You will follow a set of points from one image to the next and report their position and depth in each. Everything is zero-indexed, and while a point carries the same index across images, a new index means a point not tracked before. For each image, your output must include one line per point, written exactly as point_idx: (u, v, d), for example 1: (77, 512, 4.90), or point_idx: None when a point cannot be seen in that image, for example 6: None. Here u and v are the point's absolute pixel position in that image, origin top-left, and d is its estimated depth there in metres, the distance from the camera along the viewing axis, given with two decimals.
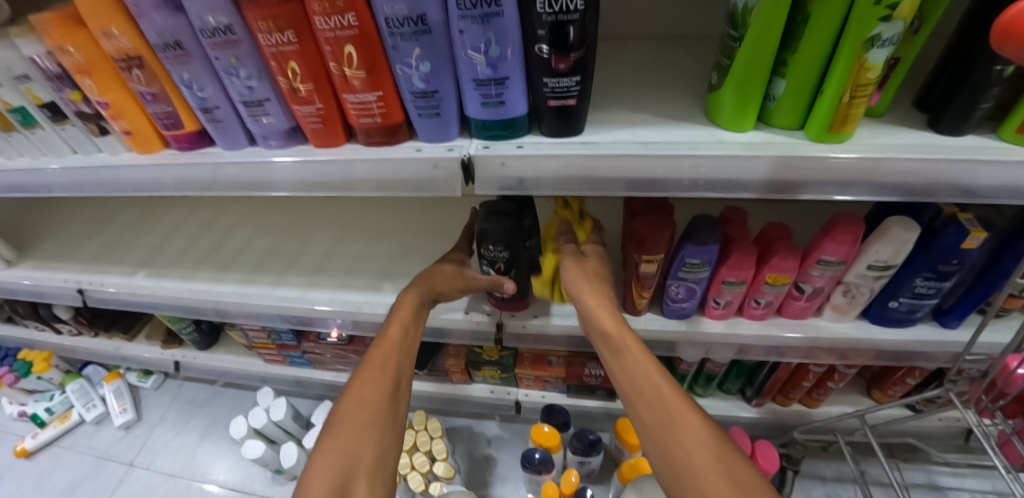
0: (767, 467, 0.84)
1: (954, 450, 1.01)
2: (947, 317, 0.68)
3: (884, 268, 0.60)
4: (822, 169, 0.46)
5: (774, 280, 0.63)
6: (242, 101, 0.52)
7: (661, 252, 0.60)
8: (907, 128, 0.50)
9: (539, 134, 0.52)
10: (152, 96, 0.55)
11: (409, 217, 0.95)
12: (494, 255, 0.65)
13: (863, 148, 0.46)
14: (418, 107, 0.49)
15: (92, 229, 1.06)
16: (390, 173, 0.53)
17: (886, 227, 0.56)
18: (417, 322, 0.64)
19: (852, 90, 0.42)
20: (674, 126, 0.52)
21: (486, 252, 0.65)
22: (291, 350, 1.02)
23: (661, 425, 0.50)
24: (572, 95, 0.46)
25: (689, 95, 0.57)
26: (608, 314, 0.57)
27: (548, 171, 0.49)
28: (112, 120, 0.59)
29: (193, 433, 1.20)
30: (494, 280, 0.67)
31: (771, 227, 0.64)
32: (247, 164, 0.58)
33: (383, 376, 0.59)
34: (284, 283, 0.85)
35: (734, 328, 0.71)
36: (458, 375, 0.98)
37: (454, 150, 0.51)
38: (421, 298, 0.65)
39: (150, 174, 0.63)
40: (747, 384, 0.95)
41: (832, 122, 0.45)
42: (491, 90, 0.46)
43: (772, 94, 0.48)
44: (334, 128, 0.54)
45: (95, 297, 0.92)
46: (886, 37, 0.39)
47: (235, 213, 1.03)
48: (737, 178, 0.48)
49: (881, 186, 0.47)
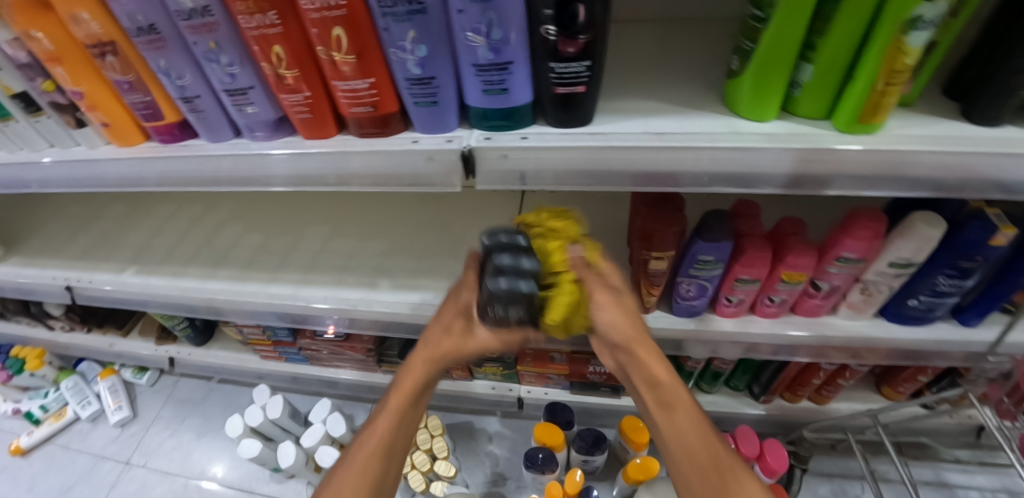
0: (776, 466, 0.82)
1: (963, 447, 0.99)
2: (966, 315, 0.65)
3: (906, 265, 0.57)
4: (847, 162, 0.43)
5: (790, 278, 0.60)
6: (224, 90, 0.49)
7: (671, 249, 0.57)
8: (938, 118, 0.47)
9: (544, 124, 0.48)
10: (129, 85, 0.51)
11: (406, 210, 0.91)
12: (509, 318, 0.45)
13: (893, 140, 0.43)
14: (414, 95, 0.45)
15: (81, 224, 1.03)
16: (385, 167, 0.50)
17: (909, 223, 0.53)
18: (418, 406, 0.59)
19: (886, 77, 0.39)
20: (689, 116, 0.48)
21: (493, 313, 0.45)
22: (287, 346, 0.99)
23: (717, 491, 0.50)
24: (581, 81, 0.42)
25: (702, 82, 0.53)
26: (656, 363, 0.53)
27: (552, 164, 0.46)
28: (88, 111, 0.56)
29: (189, 431, 1.18)
30: (506, 344, 0.50)
31: (785, 223, 0.60)
32: (233, 157, 0.55)
33: (370, 470, 0.57)
34: (277, 279, 0.82)
35: (744, 326, 0.68)
36: (459, 372, 0.97)
37: (453, 141, 0.48)
38: (427, 379, 0.57)
39: (131, 168, 0.60)
40: (754, 380, 0.92)
41: (861, 112, 0.42)
42: (492, 76, 0.42)
43: (796, 80, 0.45)
44: (324, 118, 0.51)
45: (83, 295, 0.90)
46: (928, 18, 0.35)
47: (227, 207, 0.99)
48: (756, 173, 0.45)
49: (910, 182, 0.44)
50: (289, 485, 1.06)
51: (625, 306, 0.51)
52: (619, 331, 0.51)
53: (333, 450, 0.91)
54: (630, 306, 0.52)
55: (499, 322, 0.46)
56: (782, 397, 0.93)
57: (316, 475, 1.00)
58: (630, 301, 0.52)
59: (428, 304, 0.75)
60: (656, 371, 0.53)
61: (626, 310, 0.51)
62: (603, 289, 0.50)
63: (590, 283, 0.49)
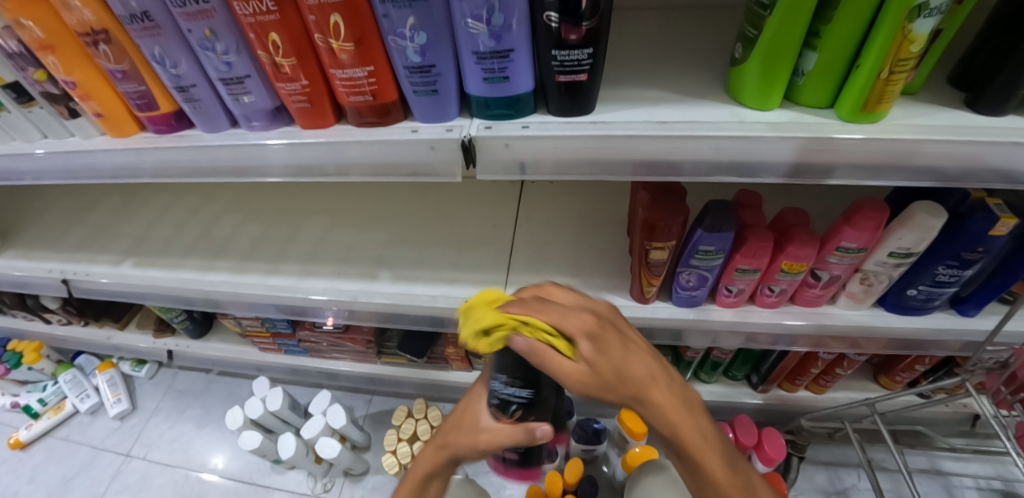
0: (774, 454, 0.82)
1: (958, 435, 1.00)
2: (965, 306, 0.65)
3: (906, 255, 0.57)
4: (850, 151, 0.43)
5: (790, 268, 0.60)
6: (220, 78, 0.48)
7: (672, 239, 0.57)
8: (942, 107, 0.46)
9: (546, 113, 0.48)
10: (123, 73, 0.51)
11: (406, 201, 0.91)
12: (510, 395, 0.45)
13: (896, 129, 0.42)
14: (414, 84, 0.45)
15: (76, 216, 1.02)
16: (384, 157, 0.50)
17: (910, 213, 0.53)
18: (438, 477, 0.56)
19: (891, 65, 0.38)
20: (691, 104, 0.48)
21: (498, 391, 0.46)
22: (286, 338, 0.99)
23: None
24: (584, 69, 0.42)
25: (705, 71, 0.53)
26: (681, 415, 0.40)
27: (554, 153, 0.46)
28: (82, 101, 0.55)
29: (189, 423, 1.18)
30: (517, 430, 0.47)
31: (786, 212, 0.60)
32: (230, 147, 0.54)
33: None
34: (276, 271, 0.82)
35: (744, 316, 0.69)
36: (459, 363, 0.96)
37: (454, 130, 0.47)
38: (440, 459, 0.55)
39: (126, 159, 0.59)
40: (753, 370, 0.93)
41: (865, 101, 0.41)
42: (493, 64, 0.41)
43: (800, 68, 0.44)
44: (322, 108, 0.50)
45: (80, 287, 0.89)
46: (935, 5, 0.35)
47: (224, 198, 0.98)
48: (759, 162, 0.44)
49: (912, 171, 0.43)
50: (290, 476, 1.07)
51: (618, 361, 0.39)
52: (627, 395, 0.39)
53: (334, 441, 0.91)
54: (627, 358, 0.39)
55: (505, 408, 0.47)
56: (780, 386, 0.93)
57: (316, 466, 1.00)
58: (619, 350, 0.39)
59: (428, 296, 0.74)
60: (696, 433, 0.40)
61: (624, 363, 0.39)
62: (573, 367, 0.38)
63: (548, 357, 0.38)
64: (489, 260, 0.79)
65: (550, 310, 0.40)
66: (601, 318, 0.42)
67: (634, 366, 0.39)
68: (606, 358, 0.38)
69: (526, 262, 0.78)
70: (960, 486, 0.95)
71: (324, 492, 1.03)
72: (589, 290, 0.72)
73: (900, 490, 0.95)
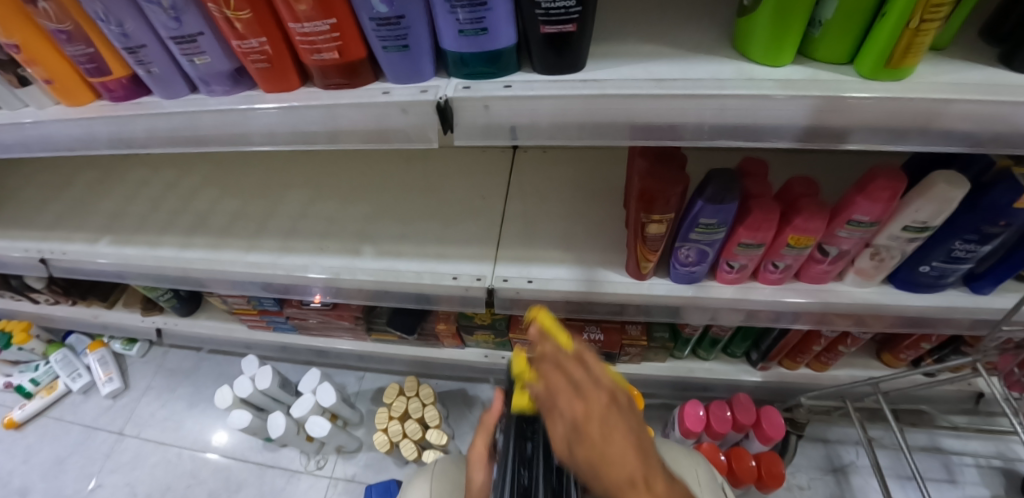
0: (771, 433, 0.80)
1: (960, 413, 0.99)
2: (980, 283, 0.61)
3: (921, 229, 0.52)
4: (868, 114, 0.38)
5: (797, 242, 0.56)
6: (170, 37, 0.43)
7: (671, 211, 0.53)
8: (976, 64, 0.41)
9: (531, 71, 0.43)
10: (66, 35, 0.46)
11: (392, 173, 0.87)
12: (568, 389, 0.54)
13: (923, 88, 0.38)
14: (382, 38, 0.40)
15: (52, 192, 0.98)
16: (355, 121, 0.46)
17: (929, 183, 0.48)
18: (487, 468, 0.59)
19: (921, 13, 0.33)
20: (694, 59, 0.43)
21: None
22: (274, 315, 0.96)
23: (592, 468, 0.35)
24: (572, 19, 0.37)
25: (711, 23, 0.48)
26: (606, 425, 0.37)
27: (540, 115, 0.41)
28: (28, 66, 0.50)
29: (181, 401, 1.18)
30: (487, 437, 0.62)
31: (796, 183, 0.56)
32: (187, 114, 0.50)
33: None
34: (256, 248, 0.79)
35: (746, 292, 0.65)
36: (450, 340, 0.92)
37: (429, 91, 0.43)
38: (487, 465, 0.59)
39: (82, 130, 0.55)
40: (753, 347, 0.89)
41: (889, 55, 0.37)
42: (469, 13, 0.37)
43: (818, 17, 0.39)
44: (284, 69, 0.45)
45: (59, 267, 0.86)
46: None
47: (204, 171, 0.94)
48: (769, 125, 0.40)
49: (939, 135, 0.39)
50: (282, 454, 1.07)
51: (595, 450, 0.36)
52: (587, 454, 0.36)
53: (323, 420, 0.90)
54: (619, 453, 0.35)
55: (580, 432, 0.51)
56: (780, 364, 0.91)
57: (307, 444, 0.99)
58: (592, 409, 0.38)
59: (412, 272, 0.71)
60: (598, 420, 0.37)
61: (604, 454, 0.35)
62: (565, 381, 0.40)
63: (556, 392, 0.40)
64: (478, 234, 0.75)
65: (539, 371, 0.42)
66: (597, 399, 0.38)
67: (618, 468, 0.35)
68: (581, 441, 0.37)
69: (517, 237, 0.74)
70: (959, 464, 0.95)
71: (317, 470, 1.03)
72: (583, 266, 0.68)
73: (899, 467, 0.94)
